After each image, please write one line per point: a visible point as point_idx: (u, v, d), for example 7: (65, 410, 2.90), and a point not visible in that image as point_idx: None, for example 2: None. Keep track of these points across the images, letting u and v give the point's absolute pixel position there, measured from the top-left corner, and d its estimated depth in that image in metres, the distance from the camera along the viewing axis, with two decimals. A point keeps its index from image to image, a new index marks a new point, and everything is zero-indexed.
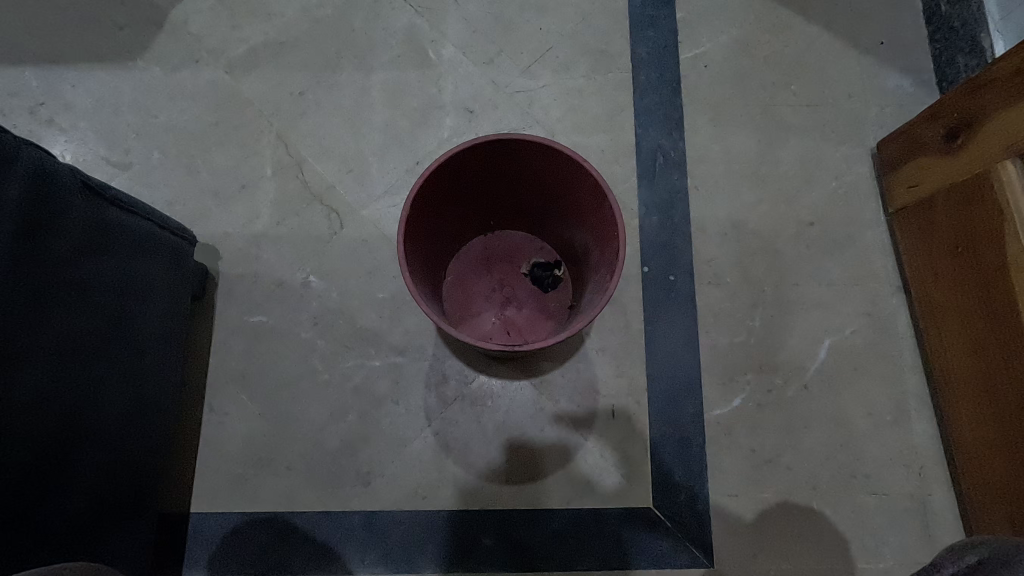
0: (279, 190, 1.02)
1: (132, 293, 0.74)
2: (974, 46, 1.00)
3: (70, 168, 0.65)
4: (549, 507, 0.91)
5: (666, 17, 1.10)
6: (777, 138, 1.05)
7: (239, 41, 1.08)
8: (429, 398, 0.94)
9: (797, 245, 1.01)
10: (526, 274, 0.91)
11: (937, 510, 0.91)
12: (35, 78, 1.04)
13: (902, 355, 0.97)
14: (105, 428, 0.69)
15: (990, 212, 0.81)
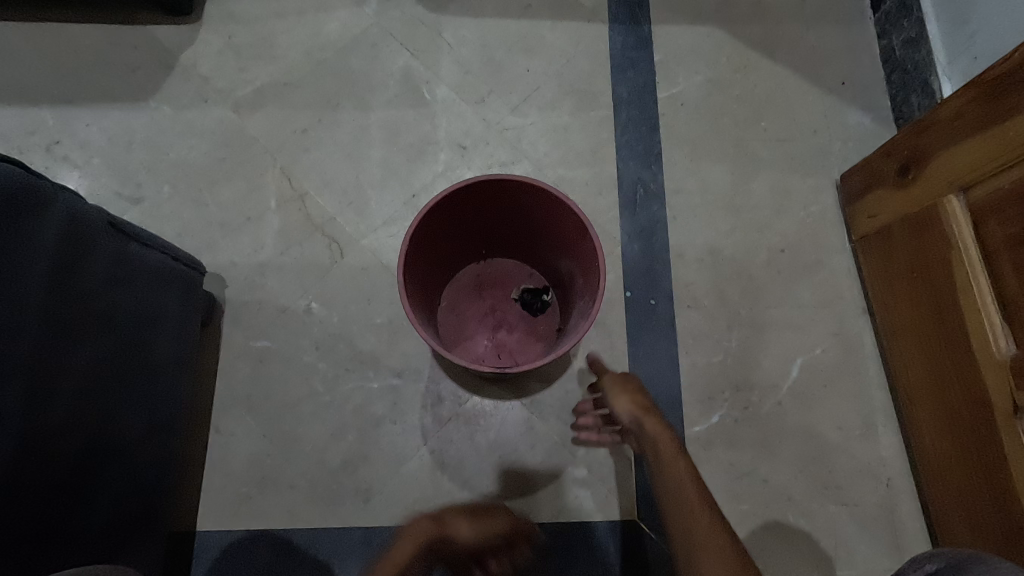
0: (283, 221, 1.08)
1: (148, 321, 0.80)
2: (926, 87, 1.09)
3: (97, 209, 0.71)
4: (540, 521, 0.96)
5: (644, 59, 1.19)
6: (749, 170, 1.13)
7: (246, 82, 1.15)
8: (425, 418, 1.00)
9: (769, 270, 1.08)
10: (516, 299, 0.97)
11: (903, 518, 0.97)
12: (51, 117, 1.10)
13: (868, 372, 1.04)
14: (121, 450, 0.74)
15: (938, 242, 0.89)
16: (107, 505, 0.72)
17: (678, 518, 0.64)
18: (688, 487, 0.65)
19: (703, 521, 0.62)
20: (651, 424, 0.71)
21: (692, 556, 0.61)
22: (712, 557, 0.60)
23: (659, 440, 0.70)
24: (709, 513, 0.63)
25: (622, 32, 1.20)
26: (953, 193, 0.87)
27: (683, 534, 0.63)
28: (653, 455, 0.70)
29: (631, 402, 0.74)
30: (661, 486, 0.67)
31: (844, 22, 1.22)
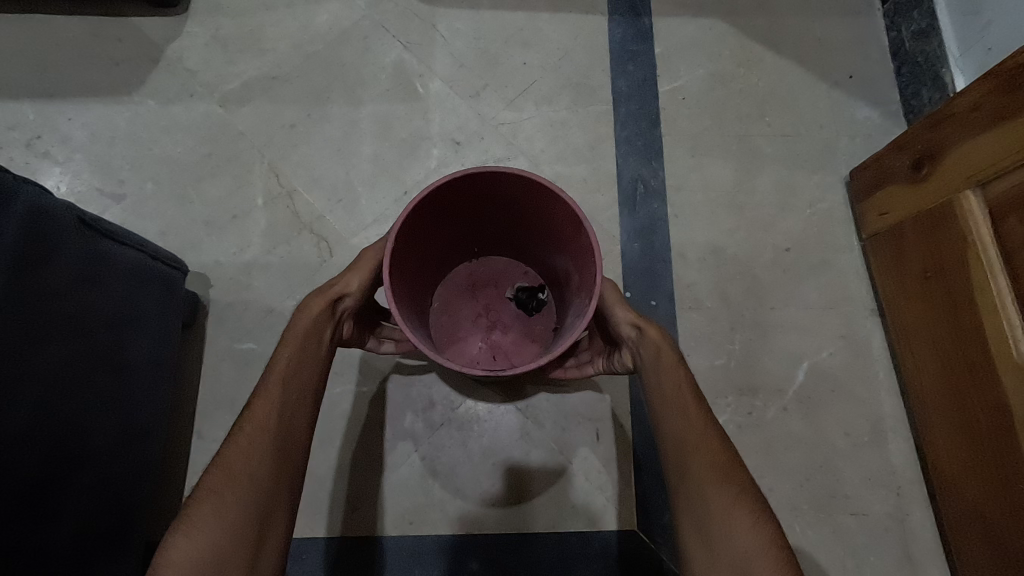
0: (270, 219, 1.04)
1: (124, 322, 0.76)
2: (937, 80, 1.05)
3: (66, 204, 0.67)
4: (535, 531, 0.92)
5: (645, 52, 1.15)
6: (753, 167, 1.09)
7: (234, 75, 1.11)
8: (416, 423, 0.96)
9: (774, 270, 1.04)
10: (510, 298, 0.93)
11: (915, 530, 0.93)
12: (32, 111, 1.07)
13: (878, 377, 0.99)
14: (93, 458, 0.70)
15: (955, 239, 0.85)
16: (76, 516, 0.68)
17: (675, 424, 0.61)
18: (687, 396, 0.62)
19: (698, 428, 0.60)
20: (652, 335, 0.67)
21: (685, 463, 0.59)
22: (707, 465, 0.58)
23: (658, 348, 0.66)
24: (705, 421, 0.60)
25: (622, 25, 1.16)
26: (970, 189, 0.83)
27: (678, 440, 0.60)
28: (651, 364, 0.65)
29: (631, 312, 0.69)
30: (658, 393, 0.63)
31: (851, 14, 1.18)
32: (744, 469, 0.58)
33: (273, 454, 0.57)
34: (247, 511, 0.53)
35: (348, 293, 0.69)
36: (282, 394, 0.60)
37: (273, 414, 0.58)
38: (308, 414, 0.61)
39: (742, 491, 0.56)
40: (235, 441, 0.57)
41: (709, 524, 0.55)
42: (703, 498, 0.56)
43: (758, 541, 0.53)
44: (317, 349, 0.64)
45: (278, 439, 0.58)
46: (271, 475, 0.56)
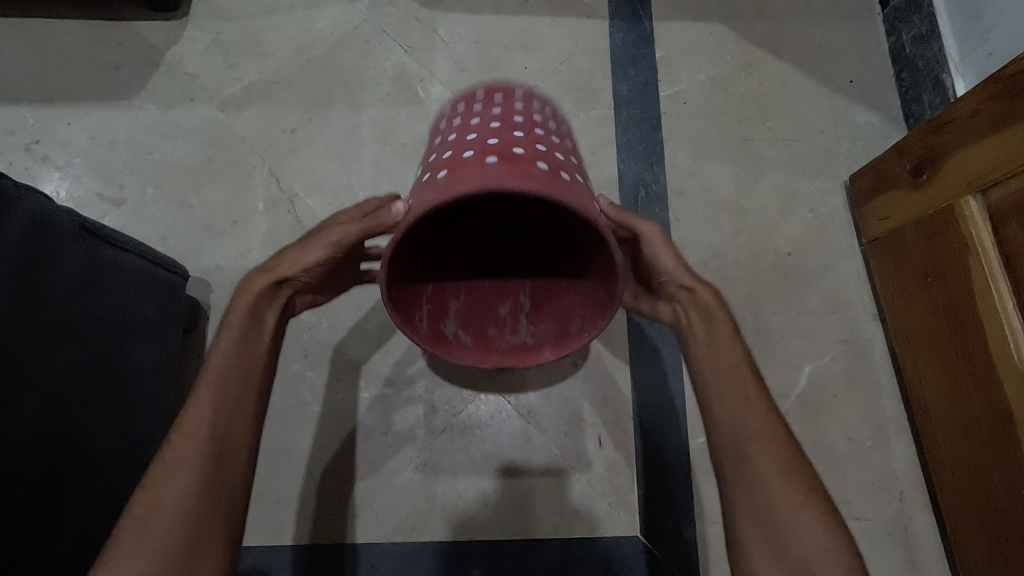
0: (271, 224, 1.04)
1: (124, 329, 0.76)
2: (938, 85, 1.05)
3: (67, 210, 0.67)
4: (537, 537, 0.92)
5: (646, 56, 1.15)
6: (754, 171, 1.09)
7: (234, 80, 1.11)
8: (418, 428, 0.95)
9: (775, 274, 1.04)
10: None
11: (917, 534, 0.93)
12: (32, 116, 1.06)
13: (880, 382, 0.99)
14: (94, 467, 0.70)
15: (955, 244, 0.85)
16: (76, 526, 0.67)
17: (730, 400, 0.59)
18: (744, 371, 0.61)
19: (758, 409, 0.58)
20: (704, 299, 0.64)
21: (741, 442, 0.57)
22: (766, 445, 0.57)
23: (711, 314, 0.64)
24: (763, 401, 0.59)
25: (623, 30, 1.17)
26: (971, 194, 0.83)
27: (734, 415, 0.59)
28: (704, 334, 0.63)
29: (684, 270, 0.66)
30: (710, 364, 0.62)
31: (851, 18, 1.18)
32: (799, 448, 0.58)
33: (201, 469, 0.54)
34: (171, 533, 0.51)
35: (296, 276, 0.63)
36: (214, 397, 0.57)
37: (202, 422, 0.55)
38: (248, 418, 0.58)
39: (799, 471, 0.56)
40: (166, 450, 0.55)
41: (766, 504, 0.55)
42: (760, 478, 0.56)
43: (817, 522, 0.54)
44: (259, 343, 0.61)
45: (209, 450, 0.55)
46: (200, 493, 0.53)
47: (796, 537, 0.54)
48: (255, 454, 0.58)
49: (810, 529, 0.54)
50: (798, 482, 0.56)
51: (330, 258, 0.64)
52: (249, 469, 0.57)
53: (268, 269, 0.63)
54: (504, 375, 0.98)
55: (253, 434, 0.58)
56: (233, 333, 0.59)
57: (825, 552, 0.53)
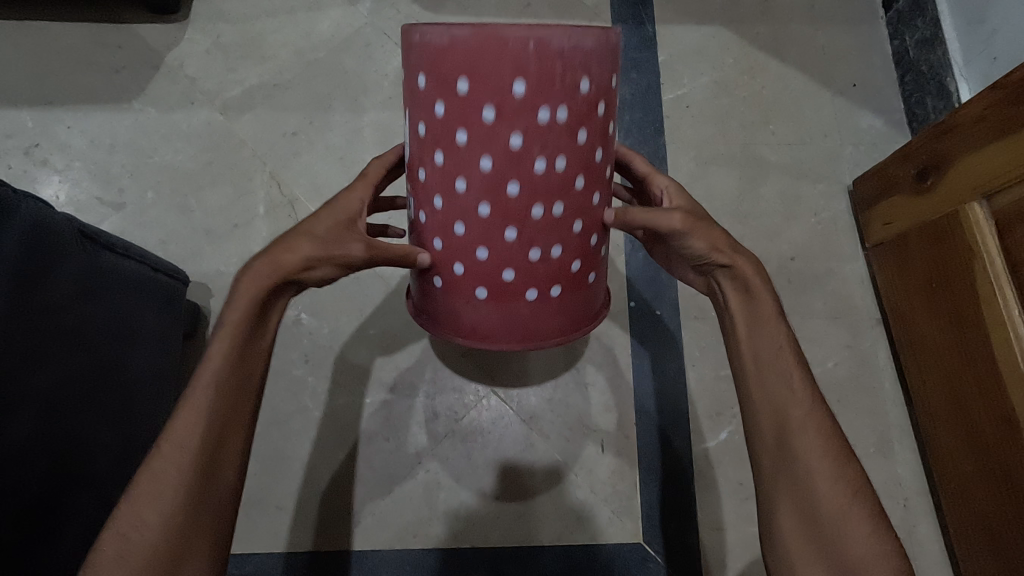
0: (271, 228, 1.03)
1: (124, 336, 0.75)
2: (941, 89, 1.05)
3: (67, 216, 0.67)
4: (539, 544, 0.91)
5: (648, 60, 1.15)
6: (757, 175, 1.09)
7: (234, 83, 1.11)
8: (420, 434, 0.95)
9: (778, 279, 1.04)
10: None
11: (922, 541, 0.92)
12: (31, 119, 1.06)
13: (883, 387, 0.99)
14: (92, 476, 0.69)
15: (959, 251, 0.85)
16: (73, 536, 0.67)
17: (777, 394, 0.58)
18: (787, 356, 0.59)
19: (804, 402, 0.58)
20: (745, 276, 0.61)
21: (787, 431, 0.57)
22: (811, 434, 0.57)
23: (754, 296, 0.61)
24: (809, 392, 0.58)
25: (625, 33, 1.16)
26: (976, 200, 0.83)
27: (779, 402, 0.58)
28: (749, 321, 0.61)
29: (725, 242, 0.61)
30: (752, 348, 0.60)
31: (854, 22, 1.18)
32: (840, 434, 0.58)
33: (190, 484, 0.52)
34: (157, 548, 0.50)
35: (312, 277, 0.58)
36: (209, 407, 0.53)
37: (195, 435, 0.52)
38: (241, 428, 0.56)
39: (841, 458, 0.56)
40: (156, 459, 0.52)
41: (811, 493, 0.55)
42: (805, 467, 0.56)
43: (859, 510, 0.55)
44: (258, 348, 0.57)
45: (199, 464, 0.52)
46: (188, 509, 0.52)
47: (840, 526, 0.54)
48: (245, 464, 0.57)
49: (859, 527, 0.54)
50: (840, 470, 0.56)
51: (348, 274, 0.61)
52: (237, 480, 0.56)
53: (277, 265, 0.56)
54: (506, 381, 0.98)
55: (245, 442, 0.57)
56: (233, 338, 0.54)
57: (874, 553, 0.53)
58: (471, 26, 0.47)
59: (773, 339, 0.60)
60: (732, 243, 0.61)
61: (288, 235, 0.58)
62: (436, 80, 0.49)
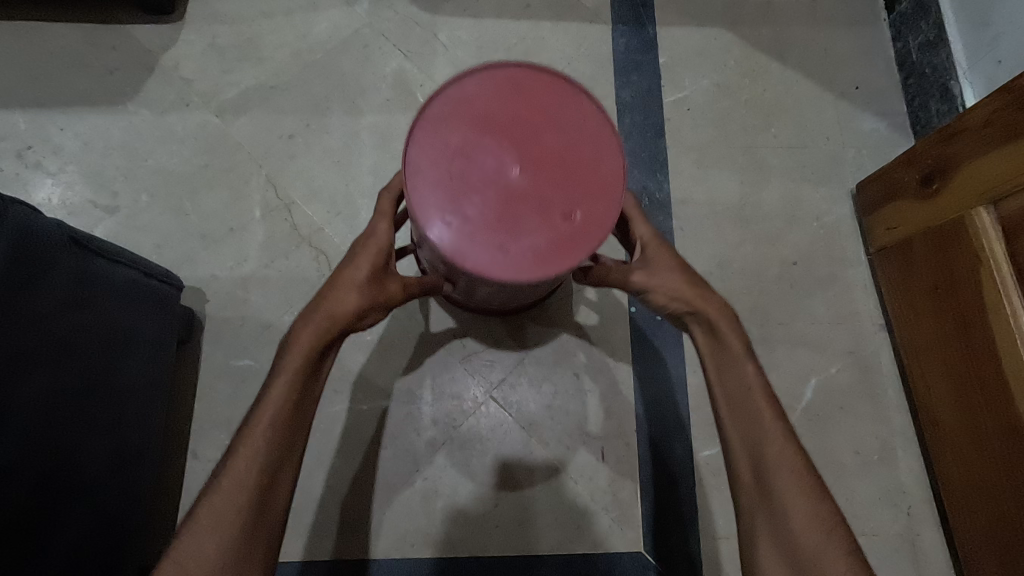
0: (267, 232, 1.02)
1: (116, 345, 0.74)
2: (945, 92, 1.04)
3: (56, 222, 0.65)
4: (539, 553, 0.90)
5: (649, 62, 1.14)
6: (759, 179, 1.08)
7: (230, 84, 1.09)
8: (418, 442, 0.94)
9: (781, 284, 1.03)
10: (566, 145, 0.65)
11: (926, 550, 0.91)
12: (23, 121, 1.04)
13: (887, 394, 0.98)
14: (82, 488, 0.68)
15: (966, 257, 0.84)
16: (63, 549, 0.65)
17: (748, 429, 0.62)
18: (757, 395, 0.63)
19: (773, 436, 0.61)
20: (711, 318, 0.66)
21: (762, 468, 0.61)
22: (784, 468, 0.60)
23: (722, 335, 0.66)
24: (778, 426, 0.62)
25: (626, 35, 1.15)
26: (984, 207, 0.82)
27: (752, 439, 0.62)
28: (717, 360, 0.66)
29: (688, 290, 0.66)
30: (724, 388, 0.64)
31: (857, 24, 1.17)
32: (813, 465, 0.61)
33: (247, 519, 0.56)
34: None
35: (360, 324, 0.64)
36: (267, 446, 0.57)
37: (253, 471, 0.57)
38: (292, 463, 0.60)
39: (813, 489, 0.60)
40: (214, 495, 0.56)
41: (787, 526, 0.58)
42: (780, 502, 0.59)
43: (832, 538, 0.58)
44: (313, 389, 0.62)
45: (257, 498, 0.56)
46: (243, 541, 0.55)
47: (817, 558, 0.57)
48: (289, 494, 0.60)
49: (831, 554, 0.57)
50: (814, 502, 0.59)
51: (387, 313, 0.67)
52: (283, 518, 0.59)
53: (326, 315, 0.61)
54: (505, 387, 0.96)
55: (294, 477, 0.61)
56: (291, 382, 0.59)
57: None
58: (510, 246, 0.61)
59: (741, 377, 0.64)
60: (698, 288, 0.67)
61: (332, 283, 0.64)
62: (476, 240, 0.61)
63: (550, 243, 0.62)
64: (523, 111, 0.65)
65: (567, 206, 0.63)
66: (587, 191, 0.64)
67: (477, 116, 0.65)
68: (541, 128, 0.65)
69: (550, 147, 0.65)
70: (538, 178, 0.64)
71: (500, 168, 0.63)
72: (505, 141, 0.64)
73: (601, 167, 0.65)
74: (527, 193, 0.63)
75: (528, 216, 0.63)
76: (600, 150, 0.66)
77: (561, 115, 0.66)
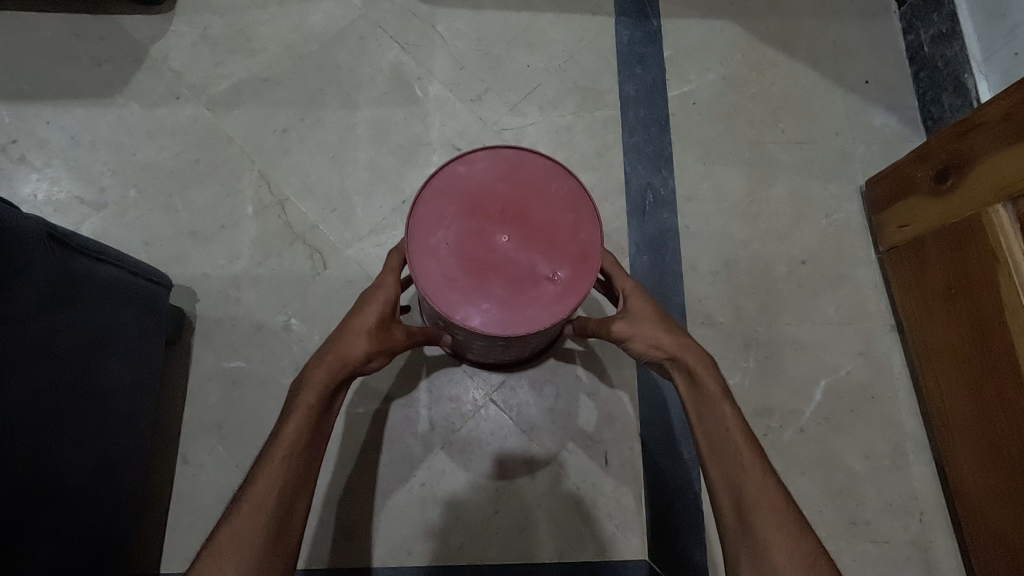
0: (260, 229, 0.99)
1: (100, 346, 0.71)
2: (959, 86, 1.01)
3: (35, 219, 0.62)
4: (540, 561, 0.87)
5: (654, 55, 1.10)
6: (766, 175, 1.05)
7: (222, 77, 1.06)
8: (415, 446, 0.91)
9: (789, 284, 1.00)
10: (550, 209, 0.66)
11: (939, 558, 0.88)
12: (8, 115, 1.01)
13: (898, 397, 0.95)
14: (64, 497, 0.65)
15: (982, 256, 0.81)
16: (44, 562, 0.62)
17: (729, 471, 0.59)
18: (736, 435, 0.60)
19: (756, 478, 0.58)
20: (689, 361, 0.64)
21: (745, 515, 0.57)
22: (766, 515, 0.56)
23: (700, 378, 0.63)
24: (761, 469, 0.58)
25: (629, 27, 1.12)
26: (1001, 203, 0.79)
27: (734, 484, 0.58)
28: (696, 403, 0.63)
29: (664, 336, 0.65)
30: (704, 432, 0.62)
31: (867, 16, 1.14)
32: (799, 514, 0.57)
33: (261, 551, 0.53)
34: None
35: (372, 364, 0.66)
36: (286, 475, 0.56)
37: (272, 498, 0.55)
38: (306, 493, 0.58)
39: (800, 540, 0.55)
40: (230, 526, 0.54)
41: None
42: (764, 553, 0.55)
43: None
44: (326, 425, 0.61)
45: (274, 529, 0.54)
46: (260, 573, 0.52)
47: None
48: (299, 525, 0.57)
49: None
50: (802, 555, 0.55)
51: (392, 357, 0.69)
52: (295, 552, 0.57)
53: (341, 356, 0.62)
54: (505, 390, 0.94)
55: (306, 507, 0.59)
56: (308, 414, 0.59)
57: None
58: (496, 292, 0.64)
59: (721, 419, 0.61)
60: (676, 334, 0.65)
61: (346, 327, 0.65)
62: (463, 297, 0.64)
63: (534, 304, 0.64)
64: (506, 183, 0.67)
65: (549, 268, 0.65)
66: (569, 254, 0.65)
67: (462, 188, 0.67)
68: (525, 196, 0.67)
69: (537, 217, 0.66)
70: (521, 243, 0.65)
71: (485, 235, 0.65)
72: (489, 210, 0.66)
73: (583, 230, 0.66)
74: (510, 258, 0.65)
75: (512, 279, 0.64)
76: (582, 216, 0.67)
77: (543, 185, 0.67)
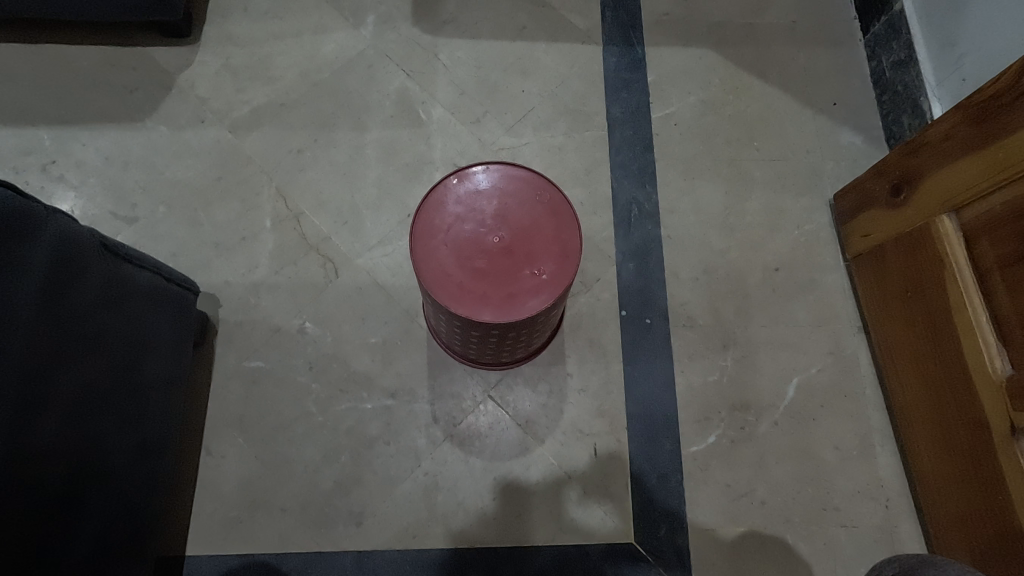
0: (278, 241, 1.08)
1: (140, 343, 0.79)
2: (916, 108, 1.10)
3: (89, 230, 0.71)
4: (534, 544, 0.94)
5: (638, 80, 1.20)
6: (742, 190, 1.14)
7: (242, 102, 1.16)
8: (419, 439, 0.99)
9: (764, 288, 1.08)
10: (535, 216, 0.75)
11: (903, 539, 0.95)
12: (49, 138, 1.11)
13: (865, 393, 1.03)
14: (108, 475, 0.73)
15: (931, 260, 0.90)
16: (91, 530, 0.71)
17: None
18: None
19: None
20: None
21: None
22: None
23: None
24: None
25: (616, 54, 1.22)
26: (945, 213, 0.88)
27: None
28: None
29: None
30: None
31: (835, 44, 1.24)
32: None
33: None
34: None
35: None
36: None
37: None
38: None
39: None
40: None
41: None
42: None
43: None
44: None
45: None
46: None
47: None
48: None
49: None
50: None
51: None
52: None
53: None
54: (502, 387, 1.02)
55: None
56: None
57: None
58: (489, 285, 0.73)
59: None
60: None
61: None
62: (461, 292, 0.73)
63: (522, 295, 0.73)
64: (496, 193, 0.76)
65: (534, 265, 0.74)
66: (553, 252, 0.74)
67: (459, 197, 0.76)
68: (514, 203, 0.75)
69: (523, 223, 0.75)
70: (511, 244, 0.74)
71: (479, 237, 0.74)
72: (481, 215, 0.75)
73: (564, 232, 0.75)
74: (501, 256, 0.73)
75: (502, 275, 0.73)
76: (563, 219, 0.75)
77: (529, 193, 0.76)
